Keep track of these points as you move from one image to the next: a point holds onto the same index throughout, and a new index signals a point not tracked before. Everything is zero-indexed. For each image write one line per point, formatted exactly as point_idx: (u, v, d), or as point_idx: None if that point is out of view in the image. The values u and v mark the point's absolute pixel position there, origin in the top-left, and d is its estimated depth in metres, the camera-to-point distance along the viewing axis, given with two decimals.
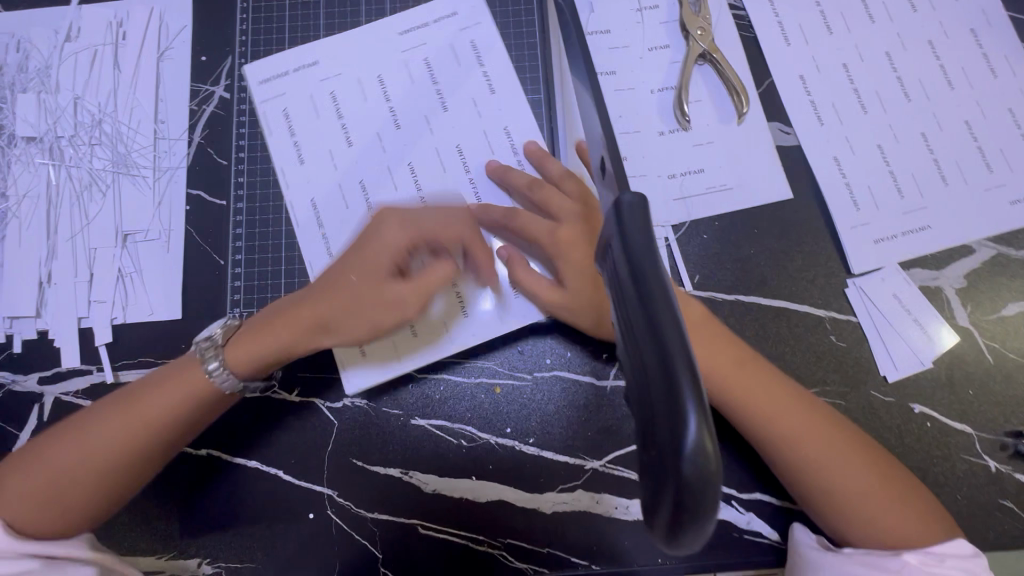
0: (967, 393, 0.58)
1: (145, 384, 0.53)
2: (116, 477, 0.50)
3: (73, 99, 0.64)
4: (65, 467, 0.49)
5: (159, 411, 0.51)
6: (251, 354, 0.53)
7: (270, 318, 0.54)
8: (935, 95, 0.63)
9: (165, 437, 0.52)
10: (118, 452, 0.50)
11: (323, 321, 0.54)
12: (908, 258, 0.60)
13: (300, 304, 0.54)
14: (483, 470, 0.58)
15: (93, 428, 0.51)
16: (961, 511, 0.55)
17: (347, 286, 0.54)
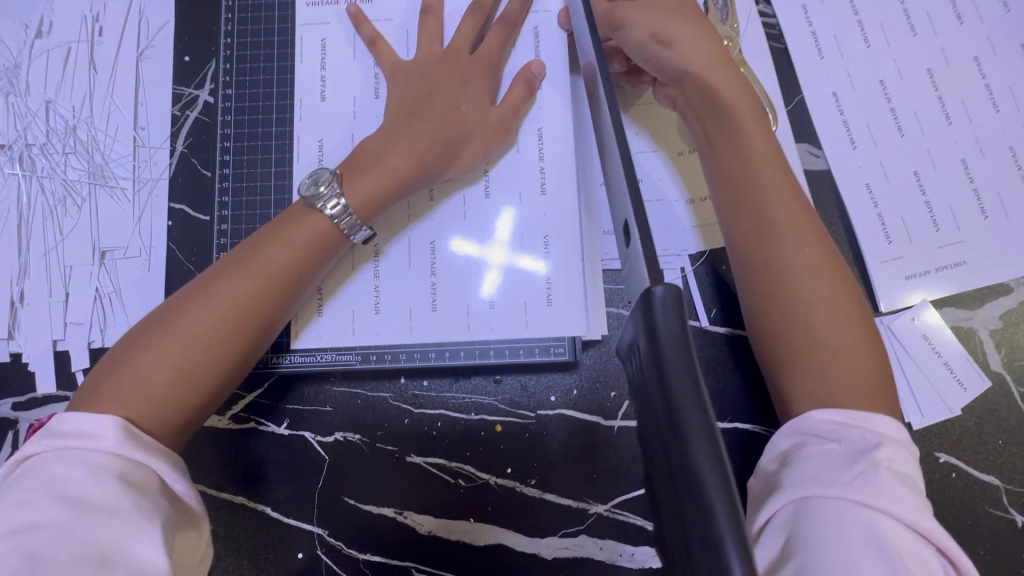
0: (997, 442, 0.54)
1: (255, 245, 0.47)
2: (199, 365, 0.43)
3: (45, 103, 0.59)
4: (192, 339, 0.43)
5: (279, 261, 0.46)
6: (376, 190, 0.49)
7: (384, 146, 0.50)
8: (979, 119, 0.59)
9: (258, 333, 0.45)
10: (220, 325, 0.43)
11: (439, 152, 0.51)
12: (940, 297, 0.56)
13: (414, 143, 0.50)
14: (481, 512, 0.55)
15: (186, 310, 0.44)
16: (983, 568, 0.53)
17: (456, 131, 0.51)
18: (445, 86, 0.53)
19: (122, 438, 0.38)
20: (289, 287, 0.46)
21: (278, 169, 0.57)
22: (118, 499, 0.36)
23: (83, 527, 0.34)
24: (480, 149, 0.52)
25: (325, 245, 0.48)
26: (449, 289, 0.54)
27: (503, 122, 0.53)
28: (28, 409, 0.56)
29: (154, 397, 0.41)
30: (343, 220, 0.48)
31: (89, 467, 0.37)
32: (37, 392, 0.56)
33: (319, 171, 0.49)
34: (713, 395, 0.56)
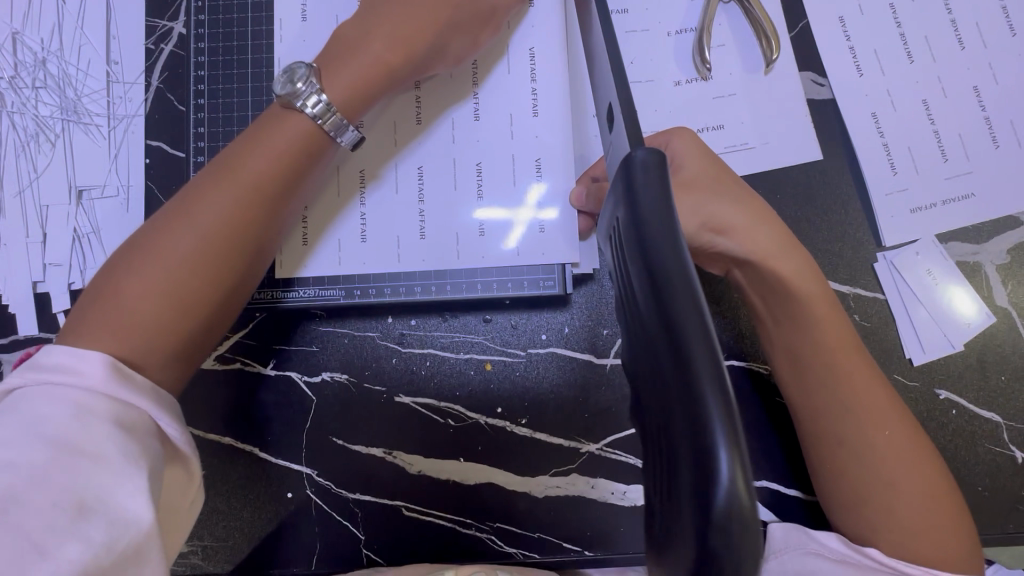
0: (999, 378, 0.53)
1: (234, 155, 0.43)
2: (188, 285, 0.39)
3: (12, 35, 0.56)
4: (180, 260, 0.39)
5: (262, 169, 0.42)
6: (360, 83, 0.44)
7: (366, 32, 0.45)
8: (993, 43, 0.55)
9: (250, 249, 0.42)
10: (206, 242, 0.40)
11: (428, 41, 0.46)
12: (946, 231, 0.54)
13: (399, 27, 0.45)
14: (471, 451, 0.54)
15: (166, 228, 0.40)
16: (981, 504, 0.52)
17: (446, 19, 0.46)
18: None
19: (111, 377, 0.35)
20: (278, 198, 0.43)
21: (256, 98, 0.55)
22: (103, 444, 0.32)
23: (65, 472, 0.31)
24: (471, 44, 0.49)
25: (309, 151, 0.44)
26: (437, 218, 0.52)
27: (494, 15, 0.49)
28: (10, 351, 0.55)
29: (150, 322, 0.38)
30: (326, 119, 0.43)
31: (72, 406, 0.33)
32: (18, 334, 0.55)
33: (295, 67, 0.43)
34: None
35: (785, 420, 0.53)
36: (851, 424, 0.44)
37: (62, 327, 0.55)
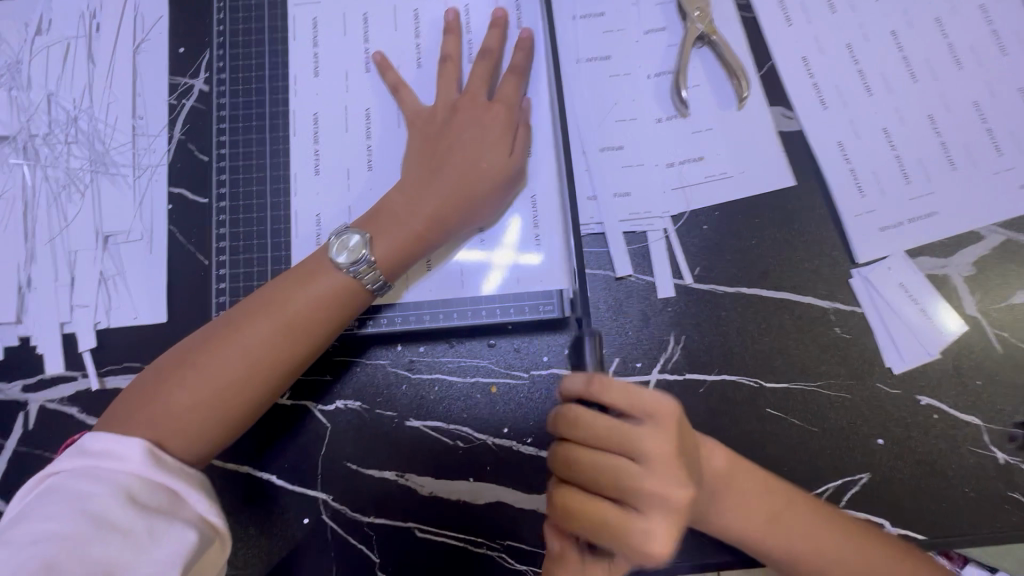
0: (975, 383, 0.56)
1: (280, 292, 0.50)
2: (228, 402, 0.47)
3: (47, 96, 0.61)
4: (224, 375, 0.47)
5: (303, 312, 0.49)
6: (401, 241, 0.53)
7: (409, 208, 0.53)
8: (943, 77, 0.61)
9: (282, 374, 0.49)
10: (247, 363, 0.48)
11: (459, 214, 0.54)
12: (915, 246, 0.58)
13: (437, 198, 0.53)
14: (480, 471, 0.56)
15: (215, 348, 0.48)
16: (968, 504, 0.54)
17: (478, 188, 0.54)
18: (466, 138, 0.55)
19: (144, 460, 0.42)
20: (308, 337, 0.50)
21: (273, 147, 0.59)
22: (134, 519, 0.39)
23: (100, 542, 0.37)
24: (499, 200, 0.56)
25: (343, 300, 0.51)
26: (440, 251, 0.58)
27: (513, 171, 0.55)
28: (38, 390, 0.58)
29: (194, 423, 0.46)
30: (366, 275, 0.51)
31: (112, 486, 0.40)
32: (46, 372, 0.58)
33: (346, 234, 0.51)
34: (699, 349, 0.58)
35: (776, 429, 0.56)
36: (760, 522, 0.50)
37: (87, 365, 0.58)
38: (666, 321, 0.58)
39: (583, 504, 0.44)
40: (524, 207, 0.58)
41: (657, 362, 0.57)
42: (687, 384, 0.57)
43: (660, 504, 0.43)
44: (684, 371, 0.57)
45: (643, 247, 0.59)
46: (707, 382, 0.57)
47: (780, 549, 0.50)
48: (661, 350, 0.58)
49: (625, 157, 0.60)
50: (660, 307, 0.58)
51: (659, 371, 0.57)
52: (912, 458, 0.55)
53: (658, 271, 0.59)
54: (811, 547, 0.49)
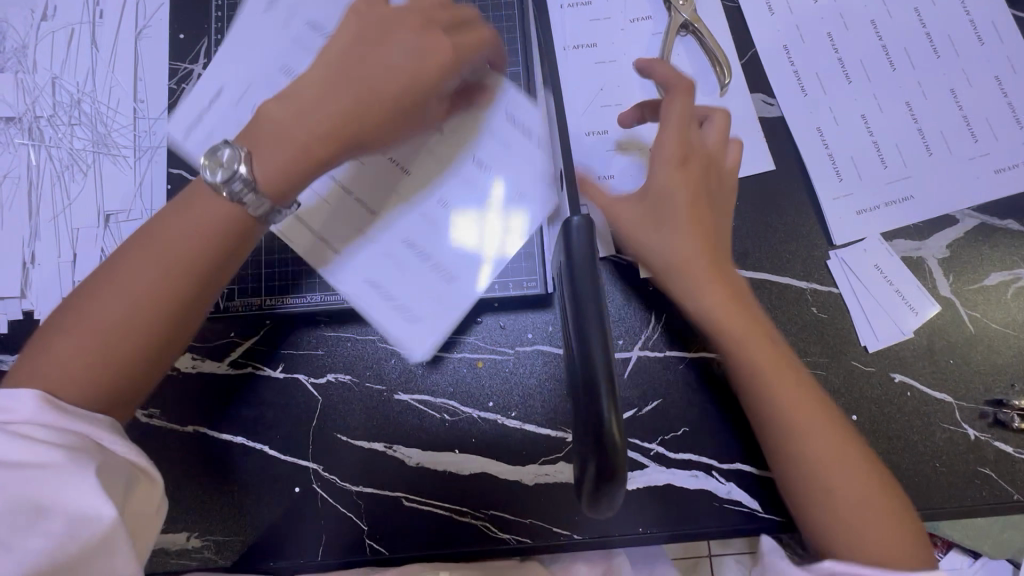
0: (948, 361, 0.58)
1: (160, 225, 0.45)
2: (114, 351, 0.42)
3: (51, 79, 0.63)
4: (103, 319, 0.42)
5: (178, 241, 0.44)
6: (285, 164, 0.45)
7: (292, 121, 0.46)
8: (921, 64, 0.63)
9: (170, 312, 0.43)
10: (129, 303, 0.43)
11: (350, 127, 0.46)
12: (891, 229, 0.60)
13: (329, 115, 0.46)
14: (466, 443, 0.58)
15: (96, 293, 0.43)
16: (940, 478, 0.56)
17: (371, 96, 0.46)
18: (367, 44, 0.48)
19: (32, 405, 0.40)
20: (190, 266, 0.44)
21: None
22: (41, 457, 0.38)
23: (14, 483, 0.37)
24: (404, 113, 0.47)
25: (227, 221, 0.45)
26: None
27: (416, 73, 0.47)
28: None
29: (72, 374, 0.41)
30: (246, 194, 0.45)
31: (6, 437, 0.38)
32: None
33: (221, 147, 0.45)
34: (680, 327, 0.59)
35: None
36: (795, 445, 0.48)
37: None
38: (648, 300, 0.60)
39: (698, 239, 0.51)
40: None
41: (639, 339, 0.59)
42: (667, 361, 0.59)
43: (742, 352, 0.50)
44: (665, 348, 0.59)
45: None
46: (687, 359, 0.59)
47: (836, 492, 0.47)
48: (643, 328, 0.59)
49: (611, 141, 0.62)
50: (643, 287, 0.60)
51: (640, 348, 0.59)
52: (886, 434, 0.57)
53: None
54: (844, 488, 0.47)
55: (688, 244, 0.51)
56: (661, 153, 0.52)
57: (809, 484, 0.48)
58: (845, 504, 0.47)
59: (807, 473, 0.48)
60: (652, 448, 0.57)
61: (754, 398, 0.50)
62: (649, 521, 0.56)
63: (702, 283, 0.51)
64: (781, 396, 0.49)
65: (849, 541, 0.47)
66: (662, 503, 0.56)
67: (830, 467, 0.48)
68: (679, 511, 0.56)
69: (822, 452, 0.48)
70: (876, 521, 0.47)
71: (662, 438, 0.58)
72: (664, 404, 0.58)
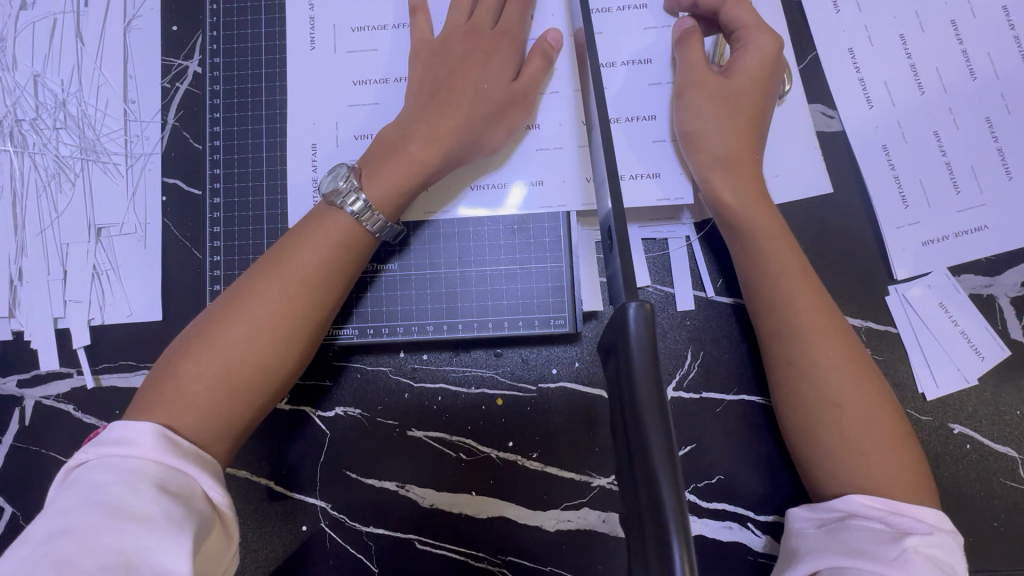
0: (1014, 412, 0.53)
1: (285, 250, 0.46)
2: (238, 375, 0.42)
3: (33, 77, 0.58)
4: (231, 345, 0.43)
5: (306, 269, 0.45)
6: (397, 183, 0.47)
7: (405, 133, 0.48)
8: (1006, 74, 0.55)
9: (292, 335, 0.44)
10: (256, 329, 0.43)
11: (463, 135, 0.49)
12: (959, 263, 0.54)
13: (436, 128, 0.48)
14: (483, 485, 0.54)
15: (224, 316, 0.44)
16: (998, 539, 0.51)
17: (482, 113, 0.49)
18: (468, 64, 0.50)
19: (158, 446, 0.39)
20: (317, 292, 0.45)
21: (269, 138, 0.56)
22: (150, 505, 0.36)
23: (112, 531, 0.34)
24: (504, 129, 0.51)
25: (351, 247, 0.46)
26: (453, 249, 0.54)
27: (520, 100, 0.51)
28: (33, 386, 0.56)
29: (209, 403, 0.42)
30: (366, 218, 0.46)
31: (126, 473, 0.37)
32: (41, 369, 0.56)
33: (338, 169, 0.47)
34: (719, 366, 0.54)
35: None
36: (797, 344, 0.46)
37: (82, 362, 0.56)
38: (685, 335, 0.55)
39: (746, 90, 0.50)
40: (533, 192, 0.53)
41: (673, 379, 0.54)
42: (703, 404, 0.54)
43: (728, 153, 0.49)
44: (701, 389, 0.54)
45: (663, 256, 0.55)
46: (725, 402, 0.54)
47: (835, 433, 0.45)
48: (678, 366, 0.54)
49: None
50: (679, 321, 0.55)
51: (674, 389, 0.54)
52: (942, 490, 0.52)
53: (679, 282, 0.55)
54: (848, 413, 0.45)
55: (731, 136, 0.50)
56: (720, 84, 0.50)
57: (818, 380, 0.46)
58: (850, 422, 0.44)
59: (815, 381, 0.46)
60: (683, 497, 0.53)
61: (777, 300, 0.47)
62: None
63: (738, 175, 0.49)
64: (801, 308, 0.47)
65: (846, 462, 0.44)
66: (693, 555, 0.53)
67: (842, 399, 0.45)
68: (711, 564, 0.53)
69: (836, 369, 0.45)
70: (881, 450, 0.44)
71: (696, 486, 0.53)
72: (698, 450, 0.53)
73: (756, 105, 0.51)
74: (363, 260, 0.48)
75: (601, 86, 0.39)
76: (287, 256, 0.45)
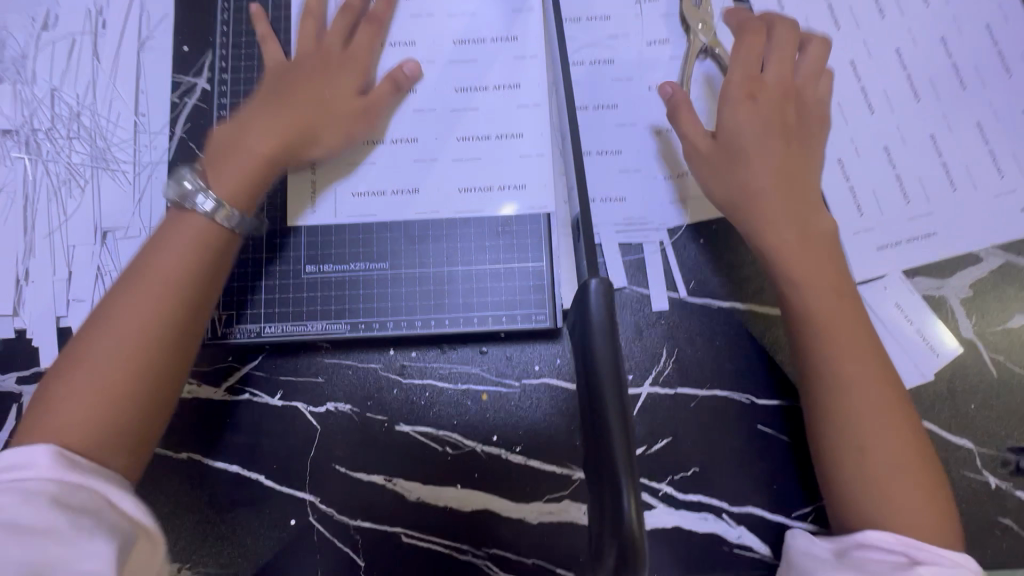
0: (969, 407, 0.56)
1: (145, 258, 0.47)
2: (129, 383, 0.43)
3: (50, 91, 0.62)
4: (107, 356, 0.43)
5: (164, 274, 0.46)
6: (243, 178, 0.50)
7: (241, 137, 0.52)
8: (946, 96, 0.61)
9: (169, 329, 0.45)
10: (129, 337, 0.44)
11: (295, 134, 0.53)
12: (912, 266, 0.58)
13: (273, 129, 0.52)
14: (468, 478, 0.56)
15: (90, 331, 0.44)
16: (958, 529, 0.54)
17: (316, 112, 0.54)
18: (310, 76, 0.55)
19: (53, 463, 0.39)
20: (182, 295, 0.46)
21: None
22: (55, 520, 0.36)
23: (19, 547, 0.35)
24: (347, 133, 0.55)
25: (207, 248, 0.48)
26: (438, 251, 0.58)
27: (365, 115, 0.56)
28: (32, 383, 0.58)
29: (83, 419, 0.41)
30: (220, 213, 0.48)
31: (24, 493, 0.37)
32: (41, 365, 0.58)
33: (180, 175, 0.49)
34: (692, 363, 0.57)
35: (767, 446, 0.56)
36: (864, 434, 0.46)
37: None
38: (661, 333, 0.58)
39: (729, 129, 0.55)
40: (514, 195, 0.58)
41: (649, 375, 0.57)
42: (677, 399, 0.57)
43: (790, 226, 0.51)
44: (676, 385, 0.57)
45: (639, 259, 0.59)
46: (699, 397, 0.57)
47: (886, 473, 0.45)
48: (654, 363, 0.57)
49: (612, 175, 0.60)
50: (653, 320, 0.58)
51: (650, 385, 0.57)
52: None
53: (654, 284, 0.59)
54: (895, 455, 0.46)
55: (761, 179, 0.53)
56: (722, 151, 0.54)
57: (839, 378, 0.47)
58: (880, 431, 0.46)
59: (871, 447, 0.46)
60: (661, 489, 0.55)
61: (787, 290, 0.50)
62: (657, 565, 0.55)
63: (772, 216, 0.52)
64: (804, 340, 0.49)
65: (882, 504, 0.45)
66: (670, 546, 0.55)
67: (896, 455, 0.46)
68: (687, 554, 0.55)
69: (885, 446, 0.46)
70: (907, 469, 0.46)
71: (672, 478, 0.56)
72: (673, 442, 0.56)
73: (783, 159, 0.54)
74: (226, 260, 0.49)
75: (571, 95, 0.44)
76: (149, 265, 0.46)
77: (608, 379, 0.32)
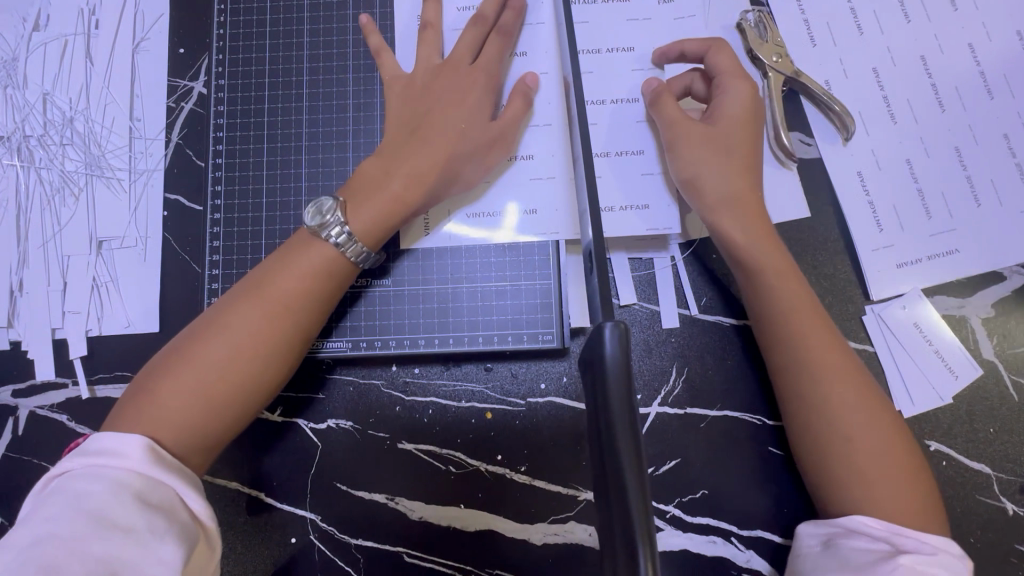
0: (987, 430, 0.54)
1: (269, 273, 0.48)
2: (221, 393, 0.44)
3: (43, 95, 0.60)
4: (214, 363, 0.44)
5: (284, 295, 0.46)
6: (383, 216, 0.49)
7: (385, 173, 0.50)
8: (972, 105, 0.58)
9: (275, 352, 0.46)
10: (236, 349, 0.44)
11: (441, 173, 0.51)
12: (932, 285, 0.56)
13: (421, 162, 0.50)
14: (472, 498, 0.55)
15: (204, 332, 0.45)
16: (974, 556, 0.53)
17: (461, 147, 0.51)
18: (447, 104, 0.52)
19: (144, 458, 0.39)
20: (297, 319, 0.47)
21: (271, 157, 0.58)
22: (135, 517, 0.36)
23: (98, 542, 0.35)
24: (482, 165, 0.53)
25: (329, 275, 0.48)
26: (441, 267, 0.56)
27: (500, 140, 0.53)
28: (27, 396, 0.57)
29: (178, 418, 0.42)
30: (349, 247, 0.48)
31: (110, 483, 0.37)
32: (37, 378, 0.57)
33: (323, 200, 0.49)
34: (703, 383, 0.56)
35: (777, 469, 0.54)
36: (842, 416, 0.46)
37: (78, 372, 0.57)
38: (671, 351, 0.56)
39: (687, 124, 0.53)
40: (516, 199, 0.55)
41: (658, 395, 0.56)
42: (686, 420, 0.55)
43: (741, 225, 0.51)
44: (685, 405, 0.55)
45: (649, 274, 0.57)
46: (709, 418, 0.55)
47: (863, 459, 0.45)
48: (664, 381, 0.56)
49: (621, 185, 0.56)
50: (663, 337, 0.57)
51: (659, 405, 0.56)
52: None
53: (665, 300, 0.57)
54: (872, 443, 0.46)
55: (732, 181, 0.51)
56: (706, 131, 0.52)
57: (803, 351, 0.48)
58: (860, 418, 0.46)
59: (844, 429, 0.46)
60: (668, 511, 0.54)
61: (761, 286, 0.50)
62: None
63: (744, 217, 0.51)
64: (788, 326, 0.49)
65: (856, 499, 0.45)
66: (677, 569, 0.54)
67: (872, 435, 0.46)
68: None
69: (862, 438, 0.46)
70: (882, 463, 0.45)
71: (680, 500, 0.54)
72: (682, 464, 0.55)
73: (744, 147, 0.52)
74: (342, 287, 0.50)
75: (584, 114, 0.42)
76: (271, 281, 0.47)
77: (619, 413, 0.31)
